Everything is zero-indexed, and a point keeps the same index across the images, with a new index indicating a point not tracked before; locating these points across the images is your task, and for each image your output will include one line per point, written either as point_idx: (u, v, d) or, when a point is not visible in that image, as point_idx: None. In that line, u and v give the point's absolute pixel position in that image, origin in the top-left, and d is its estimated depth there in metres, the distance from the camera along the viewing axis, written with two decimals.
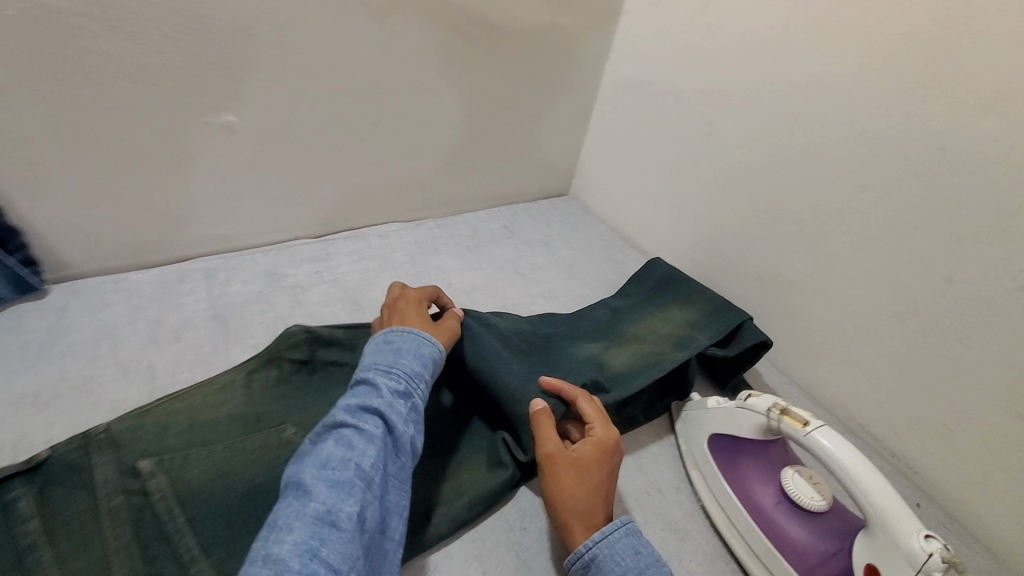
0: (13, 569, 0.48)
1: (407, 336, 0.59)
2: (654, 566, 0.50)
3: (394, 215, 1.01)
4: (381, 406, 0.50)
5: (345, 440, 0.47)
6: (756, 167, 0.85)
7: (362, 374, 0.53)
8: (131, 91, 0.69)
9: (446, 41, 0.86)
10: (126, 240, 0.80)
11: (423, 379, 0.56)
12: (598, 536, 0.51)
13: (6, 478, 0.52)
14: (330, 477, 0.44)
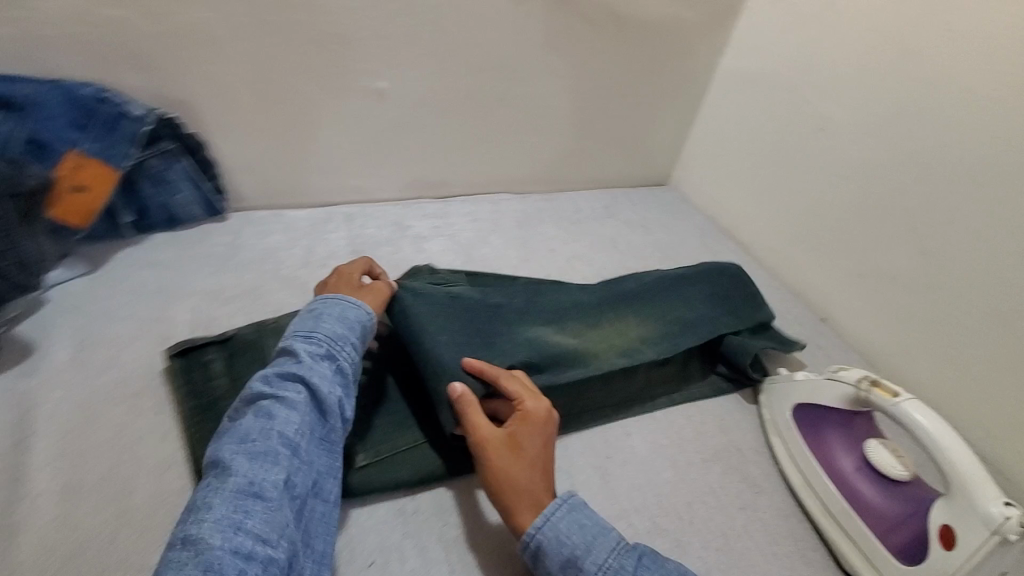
0: (209, 408, 0.61)
1: (330, 301, 0.61)
2: (598, 534, 0.52)
3: (505, 185, 1.11)
4: (299, 375, 0.53)
5: (264, 413, 0.50)
6: (869, 162, 0.87)
7: (285, 343, 0.56)
8: (318, 55, 0.84)
9: (576, 28, 0.95)
10: (289, 182, 0.95)
11: (348, 340, 0.58)
12: (545, 519, 0.52)
13: (204, 344, 0.66)
14: (248, 451, 0.48)
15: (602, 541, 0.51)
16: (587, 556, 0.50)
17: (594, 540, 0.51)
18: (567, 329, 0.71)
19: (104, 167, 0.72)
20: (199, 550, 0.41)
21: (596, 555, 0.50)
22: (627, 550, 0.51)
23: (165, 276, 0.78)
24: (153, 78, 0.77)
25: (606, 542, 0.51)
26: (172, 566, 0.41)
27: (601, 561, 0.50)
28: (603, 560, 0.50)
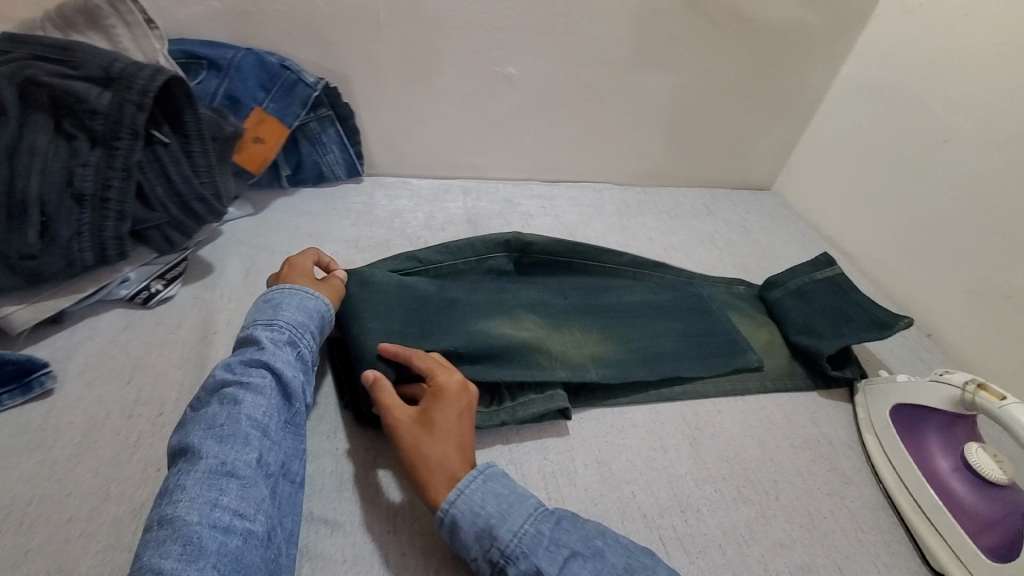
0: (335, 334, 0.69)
1: (288, 290, 0.62)
2: (514, 502, 0.51)
3: (609, 176, 1.16)
4: (266, 361, 0.55)
5: (232, 397, 0.51)
6: (996, 176, 0.84)
7: (247, 332, 0.58)
8: (457, 39, 0.93)
9: (697, 27, 0.98)
10: (416, 154, 1.05)
11: (307, 329, 0.60)
12: (457, 493, 0.51)
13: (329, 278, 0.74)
14: (217, 434, 0.49)
15: (519, 507, 0.51)
16: (503, 524, 0.49)
17: (512, 507, 0.50)
18: (515, 321, 0.72)
19: (279, 124, 0.85)
20: (177, 529, 0.43)
21: (512, 523, 0.49)
22: (545, 515, 0.51)
23: (312, 223, 0.90)
24: (321, 51, 0.90)
25: (522, 509, 0.51)
26: (150, 547, 0.42)
27: (516, 527, 0.49)
28: (520, 527, 0.49)
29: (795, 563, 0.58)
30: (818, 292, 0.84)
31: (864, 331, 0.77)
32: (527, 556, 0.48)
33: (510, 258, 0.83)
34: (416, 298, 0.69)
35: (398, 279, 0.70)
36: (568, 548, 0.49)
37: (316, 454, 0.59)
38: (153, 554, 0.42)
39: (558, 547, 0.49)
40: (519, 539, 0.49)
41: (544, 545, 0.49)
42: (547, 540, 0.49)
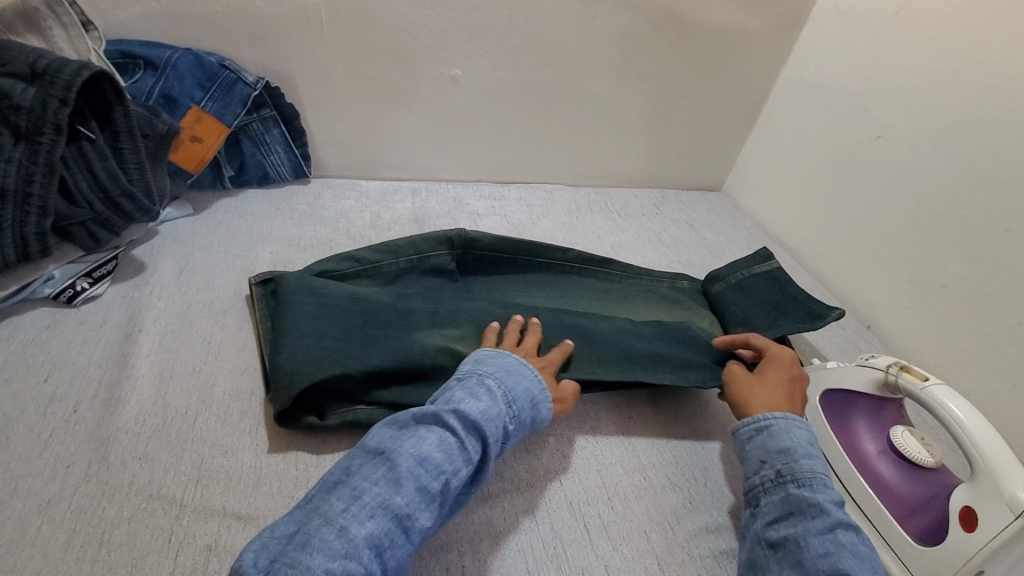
0: (266, 333, 0.69)
1: (532, 377, 0.62)
2: (822, 460, 0.59)
3: (562, 177, 1.17)
4: (488, 438, 0.54)
5: (445, 446, 0.52)
6: (924, 169, 0.86)
7: (492, 387, 0.58)
8: (400, 40, 0.94)
9: (638, 30, 1.01)
10: (365, 157, 1.05)
11: (526, 426, 0.59)
12: (781, 414, 0.62)
13: (263, 281, 0.74)
14: (421, 479, 0.50)
15: (823, 464, 0.58)
16: (806, 458, 0.58)
17: (817, 456, 0.59)
18: (442, 321, 0.72)
19: (217, 123, 0.85)
20: (349, 547, 0.44)
21: (814, 464, 0.58)
22: (839, 491, 0.57)
23: (254, 222, 0.90)
24: (263, 52, 0.90)
25: (821, 463, 0.58)
26: (322, 547, 0.43)
27: (814, 470, 0.57)
28: (818, 471, 0.57)
29: (719, 548, 0.59)
30: (758, 285, 0.86)
31: (796, 323, 0.79)
32: (814, 491, 0.55)
33: (453, 254, 0.84)
34: (362, 312, 0.69)
35: (351, 292, 0.71)
36: (850, 520, 0.54)
37: (235, 450, 0.58)
38: (324, 560, 0.43)
39: (841, 511, 0.54)
40: (813, 475, 0.57)
41: (832, 497, 0.55)
42: (836, 499, 0.55)
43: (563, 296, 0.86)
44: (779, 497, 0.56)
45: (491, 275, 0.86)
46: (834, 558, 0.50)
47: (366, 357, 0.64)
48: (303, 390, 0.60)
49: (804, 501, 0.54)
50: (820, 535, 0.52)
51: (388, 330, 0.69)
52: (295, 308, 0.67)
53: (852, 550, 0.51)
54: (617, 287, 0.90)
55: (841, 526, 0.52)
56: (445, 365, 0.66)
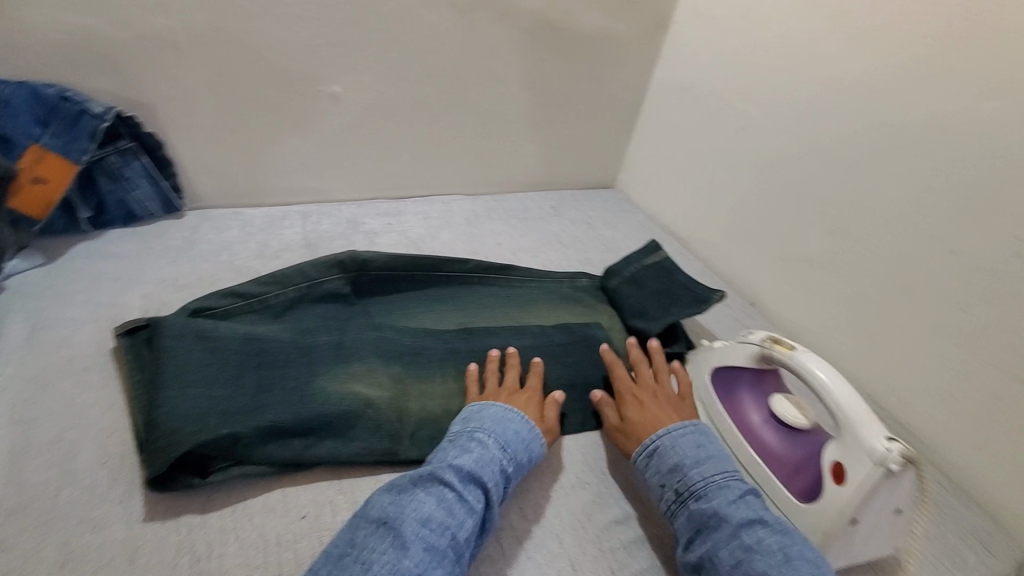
0: (141, 385, 0.63)
1: (522, 419, 0.65)
2: (712, 459, 0.61)
3: (459, 187, 1.17)
4: (487, 484, 0.56)
5: (446, 503, 0.53)
6: (782, 155, 0.94)
7: (482, 437, 0.60)
8: (271, 60, 0.89)
9: (515, 38, 1.03)
10: (246, 183, 0.99)
11: (522, 469, 0.61)
12: (664, 430, 0.65)
13: (135, 328, 0.68)
14: (428, 538, 0.50)
15: (715, 463, 0.61)
16: (695, 467, 0.61)
17: (705, 458, 0.61)
18: (336, 350, 0.69)
19: (64, 161, 0.77)
20: None
21: (704, 470, 0.60)
22: (737, 479, 0.60)
23: (121, 266, 0.82)
24: (114, 80, 0.82)
25: (717, 466, 0.61)
26: None
27: (705, 476, 0.60)
28: (710, 474, 0.60)
29: (627, 538, 0.62)
30: (649, 275, 0.90)
31: (683, 309, 0.84)
32: (709, 497, 0.58)
33: (346, 277, 0.81)
34: (256, 351, 0.66)
35: (241, 331, 0.67)
36: (753, 512, 0.56)
37: (107, 523, 0.52)
38: None
39: (741, 506, 0.57)
40: (705, 482, 0.59)
41: (729, 496, 0.58)
42: (733, 497, 0.58)
43: (466, 308, 0.86)
44: (685, 518, 0.58)
45: (389, 296, 0.84)
46: (746, 563, 0.52)
47: (260, 407, 0.60)
48: (185, 454, 0.55)
49: (704, 515, 0.57)
50: (726, 544, 0.54)
51: (278, 366, 0.65)
52: (179, 353, 0.62)
53: (760, 545, 0.53)
54: (519, 292, 0.91)
55: (743, 524, 0.55)
56: (341, 395, 0.63)
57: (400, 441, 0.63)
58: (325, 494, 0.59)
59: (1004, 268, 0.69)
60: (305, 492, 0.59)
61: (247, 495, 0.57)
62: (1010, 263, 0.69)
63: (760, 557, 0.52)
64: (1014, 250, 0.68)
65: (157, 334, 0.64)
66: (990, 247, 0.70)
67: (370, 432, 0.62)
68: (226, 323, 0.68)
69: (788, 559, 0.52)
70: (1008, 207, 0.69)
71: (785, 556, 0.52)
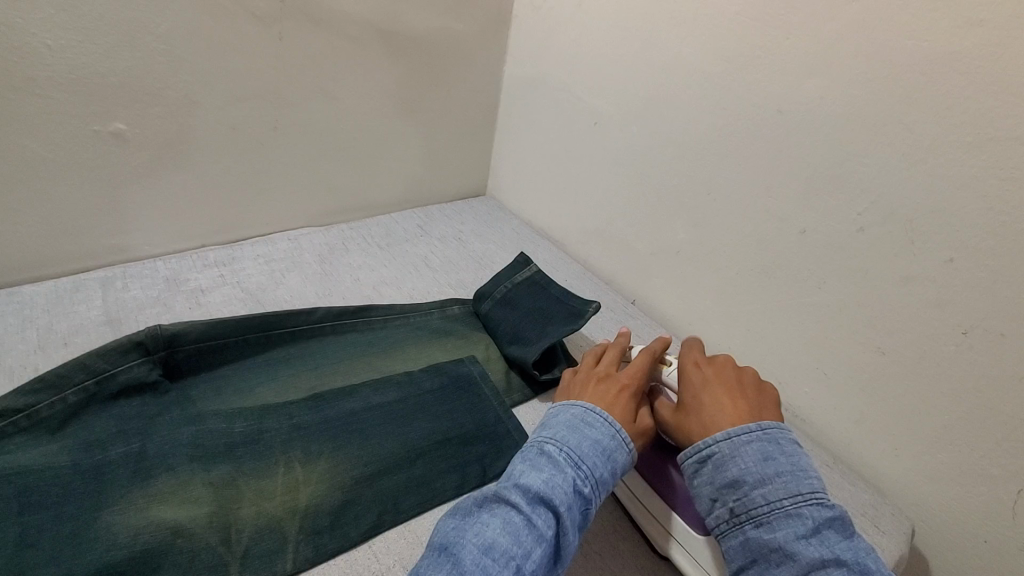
0: None
1: (606, 424, 0.56)
2: (784, 476, 0.49)
3: (307, 219, 1.03)
4: (559, 506, 0.49)
5: (511, 527, 0.47)
6: (639, 147, 0.90)
7: (555, 451, 0.53)
8: (16, 102, 0.70)
9: (338, 47, 0.90)
10: (17, 254, 0.79)
11: (607, 487, 0.53)
12: (722, 432, 0.54)
13: None
14: (488, 570, 0.44)
15: (786, 481, 0.49)
16: (758, 487, 0.49)
17: (772, 476, 0.49)
18: (138, 465, 0.55)
19: None
20: None
21: (769, 492, 0.49)
22: (813, 503, 0.48)
23: None
24: None
25: (789, 484, 0.49)
26: None
27: (771, 500, 0.49)
28: (777, 498, 0.48)
29: None
30: (521, 294, 0.84)
31: (559, 326, 0.78)
32: (774, 528, 0.48)
33: (153, 360, 0.65)
34: (18, 492, 0.52)
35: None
36: (831, 550, 0.46)
37: None
38: None
39: (817, 543, 0.46)
40: (772, 508, 0.48)
41: (800, 529, 0.47)
42: (804, 530, 0.47)
43: (318, 365, 0.74)
44: (738, 544, 0.49)
45: (217, 370, 0.69)
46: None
47: (18, 570, 0.46)
48: None
49: (767, 549, 0.47)
50: None
51: (51, 504, 0.51)
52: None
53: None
54: (381, 334, 0.80)
55: (814, 569, 0.45)
56: (135, 530, 0.49)
57: (226, 569, 0.50)
58: None
59: (852, 244, 0.69)
60: None
61: None
62: (856, 238, 0.68)
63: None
64: (858, 226, 0.68)
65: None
66: (839, 224, 0.70)
67: (181, 572, 0.48)
68: None
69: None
70: (849, 183, 0.68)
71: None
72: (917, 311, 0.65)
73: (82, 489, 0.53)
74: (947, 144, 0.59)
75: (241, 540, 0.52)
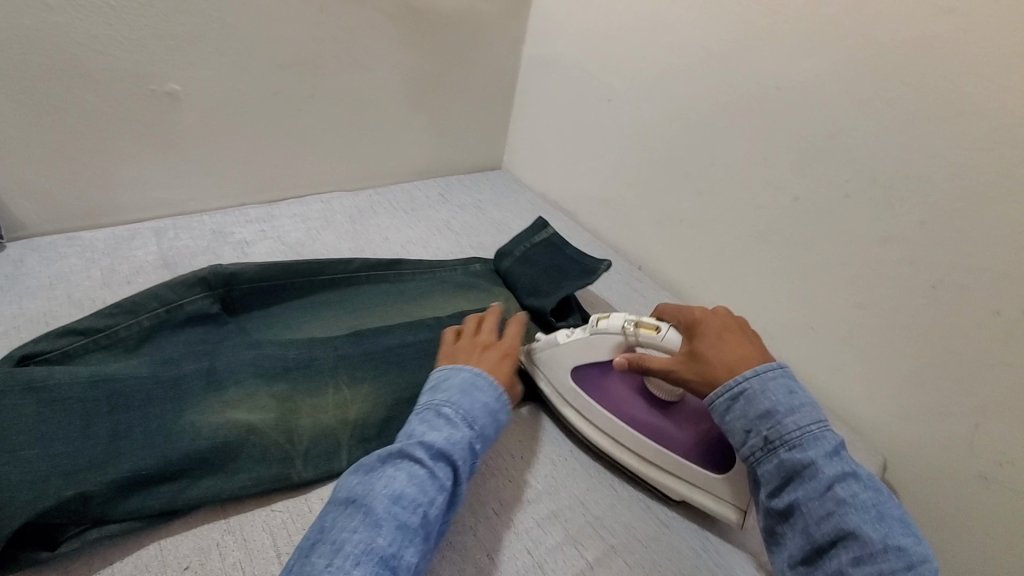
0: None
1: (491, 387, 0.59)
2: (806, 405, 0.54)
3: (336, 183, 1.10)
4: (456, 459, 0.51)
5: (417, 479, 0.49)
6: (648, 123, 0.98)
7: (451, 411, 0.55)
8: (82, 59, 0.77)
9: (372, 21, 0.97)
10: (78, 202, 0.86)
11: (490, 441, 0.56)
12: (751, 370, 0.56)
13: None
14: (399, 516, 0.46)
15: (810, 410, 0.53)
16: (790, 415, 0.53)
17: (801, 405, 0.53)
18: (211, 379, 0.62)
19: None
20: None
21: (800, 419, 0.53)
22: (830, 428, 0.53)
23: None
24: None
25: (810, 411, 0.53)
26: None
27: (801, 425, 0.53)
28: (807, 424, 0.52)
29: (542, 514, 0.60)
30: (540, 253, 0.92)
31: (574, 282, 0.86)
32: (805, 449, 0.51)
33: (213, 294, 0.73)
34: (106, 395, 0.57)
35: (84, 373, 0.58)
36: (848, 465, 0.51)
37: None
38: None
39: (837, 459, 0.51)
40: (802, 432, 0.52)
41: (826, 448, 0.51)
42: (830, 449, 0.51)
43: (356, 309, 0.81)
44: (773, 467, 0.52)
45: (268, 308, 0.78)
46: (839, 518, 0.49)
47: (120, 455, 0.53)
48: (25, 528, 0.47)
49: (798, 466, 0.51)
50: (820, 499, 0.49)
51: (140, 406, 0.58)
52: (4, 414, 0.53)
53: (855, 505, 0.49)
54: (411, 285, 0.88)
55: (837, 480, 0.50)
56: (216, 426, 0.58)
57: (294, 463, 0.59)
58: (210, 538, 0.53)
59: (839, 210, 0.77)
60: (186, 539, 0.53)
61: (114, 558, 0.50)
62: (843, 204, 0.77)
63: (853, 516, 0.48)
64: (844, 193, 0.76)
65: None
66: (828, 191, 0.78)
67: (256, 461, 0.58)
68: (64, 367, 0.58)
69: (882, 517, 0.49)
70: (838, 154, 0.76)
71: (877, 511, 0.49)
72: (893, 269, 0.74)
73: (164, 395, 0.59)
74: (921, 118, 0.68)
75: (303, 442, 0.61)
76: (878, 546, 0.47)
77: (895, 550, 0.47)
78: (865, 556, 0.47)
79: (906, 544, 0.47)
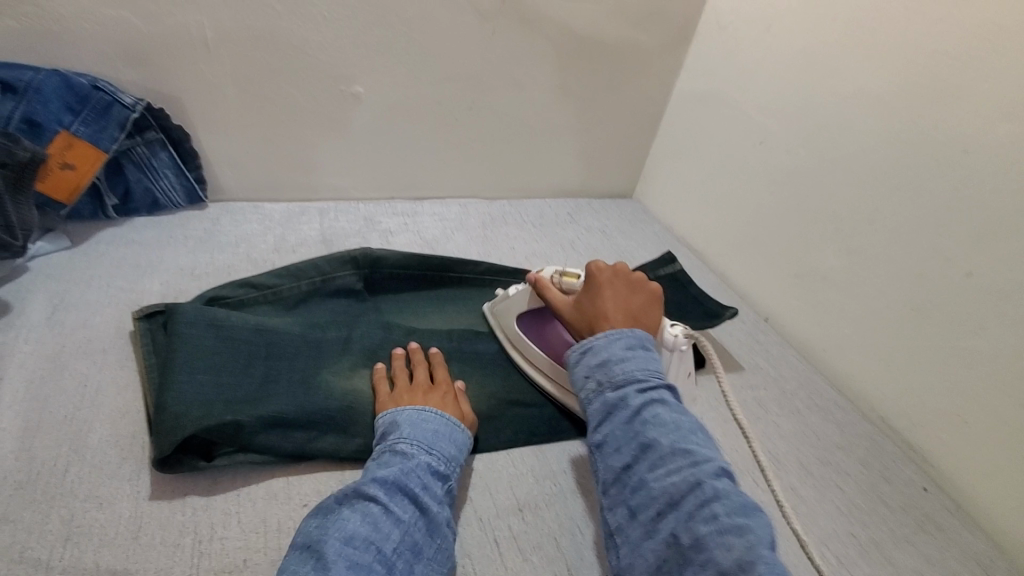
0: (155, 369, 0.64)
1: (441, 418, 0.61)
2: (637, 356, 0.58)
3: (476, 191, 1.18)
4: (414, 492, 0.53)
5: (371, 518, 0.50)
6: (801, 171, 0.93)
7: (405, 446, 0.57)
8: (295, 58, 0.91)
9: (535, 44, 1.03)
10: (267, 179, 1.01)
11: (455, 467, 0.59)
12: (603, 332, 0.61)
13: (153, 314, 0.69)
14: (352, 556, 0.47)
15: (640, 361, 0.58)
16: (619, 362, 0.58)
17: (631, 357, 0.58)
18: (346, 350, 0.70)
19: (93, 149, 0.79)
20: None
21: (628, 364, 0.58)
22: (655, 374, 0.57)
23: (142, 252, 0.84)
24: (143, 72, 0.84)
25: (640, 361, 0.58)
26: None
27: (628, 370, 0.57)
28: (631, 369, 0.57)
29: None
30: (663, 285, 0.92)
31: (696, 321, 0.87)
32: (624, 387, 0.56)
33: (359, 273, 0.82)
34: (265, 343, 0.67)
35: (253, 321, 0.68)
36: (659, 397, 0.55)
37: (111, 500, 0.53)
38: None
39: (650, 392, 0.55)
40: (624, 374, 0.57)
41: (640, 386, 0.56)
42: (643, 385, 0.56)
43: (476, 309, 0.86)
44: (598, 404, 0.57)
45: (400, 294, 0.85)
46: (642, 437, 0.52)
47: (268, 397, 0.62)
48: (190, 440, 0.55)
49: (615, 400, 0.55)
50: (627, 424, 0.54)
51: (288, 360, 0.66)
52: (189, 341, 0.63)
53: (656, 424, 0.53)
54: None
55: (645, 406, 0.54)
56: (346, 391, 0.65)
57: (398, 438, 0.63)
58: (327, 484, 0.59)
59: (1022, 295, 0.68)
60: (307, 482, 0.59)
61: (251, 481, 0.58)
62: None
63: (653, 432, 0.52)
64: None
65: (171, 320, 0.65)
66: (1011, 270, 0.69)
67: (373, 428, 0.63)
68: (238, 313, 0.68)
69: (680, 431, 0.52)
70: None
71: (676, 430, 0.52)
72: None
73: (308, 353, 0.68)
74: None
75: None
76: (667, 451, 0.51)
77: (682, 454, 0.50)
78: (657, 462, 0.50)
79: (694, 451, 0.50)
